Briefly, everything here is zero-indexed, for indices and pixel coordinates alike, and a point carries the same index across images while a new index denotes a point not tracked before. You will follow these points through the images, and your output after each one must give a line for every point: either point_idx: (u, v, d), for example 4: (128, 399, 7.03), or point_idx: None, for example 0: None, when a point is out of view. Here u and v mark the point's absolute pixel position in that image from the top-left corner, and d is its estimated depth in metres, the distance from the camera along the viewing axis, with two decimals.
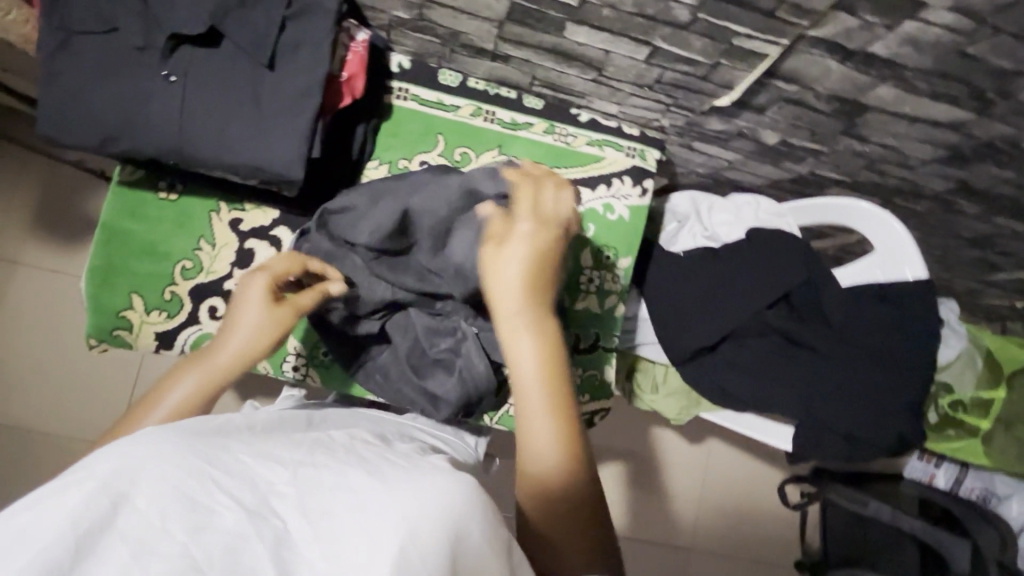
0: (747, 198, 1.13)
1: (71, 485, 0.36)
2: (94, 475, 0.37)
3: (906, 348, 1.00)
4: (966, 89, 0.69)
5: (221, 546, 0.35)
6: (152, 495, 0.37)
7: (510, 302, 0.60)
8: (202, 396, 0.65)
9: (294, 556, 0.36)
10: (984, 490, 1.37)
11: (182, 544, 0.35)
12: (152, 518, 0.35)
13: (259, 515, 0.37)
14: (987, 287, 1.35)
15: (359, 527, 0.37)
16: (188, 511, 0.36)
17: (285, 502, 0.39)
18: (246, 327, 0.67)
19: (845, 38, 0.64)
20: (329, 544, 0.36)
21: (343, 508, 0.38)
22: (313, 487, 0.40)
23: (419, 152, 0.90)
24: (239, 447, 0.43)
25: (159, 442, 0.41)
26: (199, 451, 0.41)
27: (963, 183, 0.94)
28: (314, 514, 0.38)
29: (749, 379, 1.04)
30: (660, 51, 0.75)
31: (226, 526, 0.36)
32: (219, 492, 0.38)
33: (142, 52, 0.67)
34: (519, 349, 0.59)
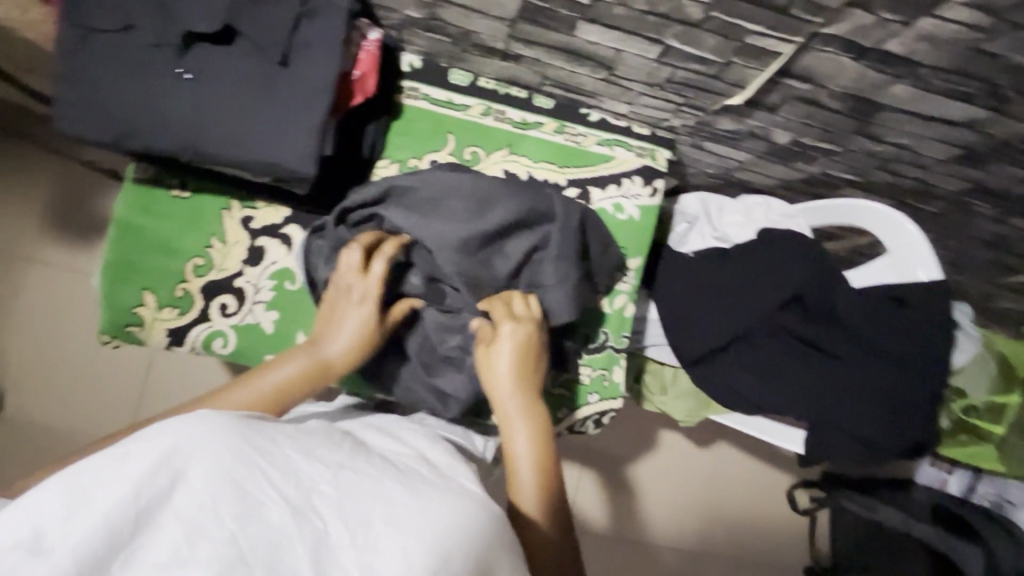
0: (757, 198, 1.13)
1: (135, 454, 0.43)
2: (154, 449, 0.43)
3: (921, 350, 0.98)
4: (983, 86, 0.68)
5: (265, 538, 0.41)
6: (208, 477, 0.43)
7: (504, 392, 0.74)
8: (306, 384, 0.71)
9: (330, 553, 0.42)
10: (997, 496, 1.34)
11: (231, 530, 0.41)
12: (206, 501, 0.42)
13: (302, 512, 0.43)
14: (1003, 290, 1.33)
15: (389, 540, 0.43)
16: (242, 502, 0.42)
17: (327, 502, 0.45)
18: (346, 331, 0.75)
19: (859, 35, 0.64)
20: (357, 548, 0.43)
21: (372, 518, 0.45)
22: (348, 489, 0.46)
23: (429, 151, 0.91)
24: (285, 440, 0.49)
25: (214, 422, 0.46)
26: (252, 441, 0.46)
27: (979, 183, 0.93)
28: (352, 522, 0.44)
29: (760, 381, 1.03)
30: (671, 49, 0.75)
31: (271, 520, 0.42)
32: (267, 485, 0.44)
33: (158, 49, 0.68)
34: (514, 432, 0.72)
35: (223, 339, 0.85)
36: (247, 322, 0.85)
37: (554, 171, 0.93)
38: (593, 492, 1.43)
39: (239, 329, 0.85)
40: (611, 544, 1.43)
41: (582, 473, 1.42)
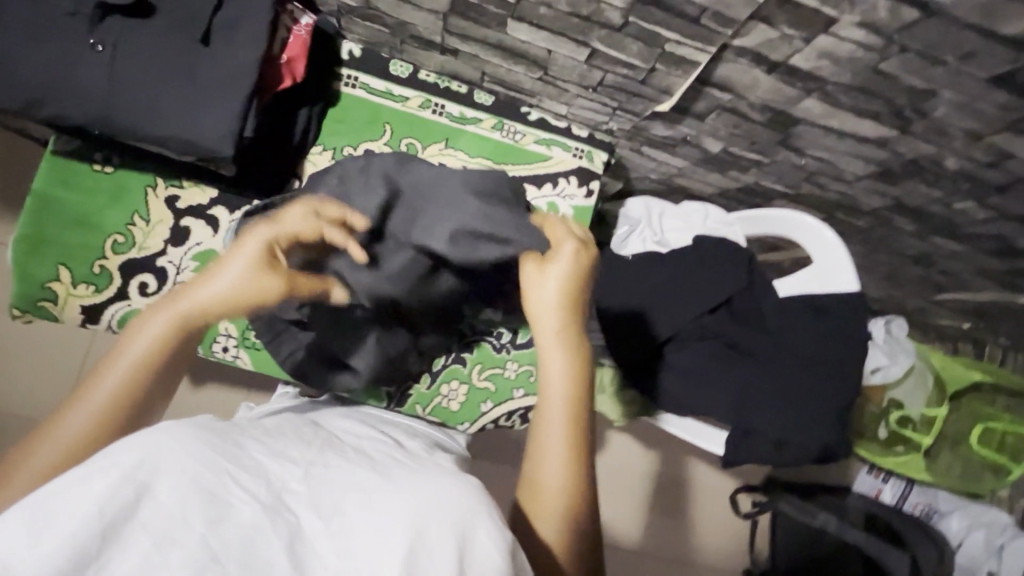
0: (696, 205, 1.16)
1: (95, 472, 0.36)
2: (117, 464, 0.36)
3: (840, 358, 1.02)
4: (886, 105, 0.71)
5: (235, 538, 0.35)
6: (174, 485, 0.36)
7: (544, 319, 0.61)
8: (172, 339, 0.54)
9: (306, 549, 0.36)
10: (927, 506, 1.40)
11: (202, 535, 0.35)
12: (173, 509, 0.35)
13: (274, 510, 0.37)
14: (931, 306, 1.38)
15: (367, 523, 0.38)
16: (210, 505, 0.36)
17: (298, 499, 0.39)
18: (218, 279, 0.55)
19: (767, 49, 0.66)
20: (338, 542, 0.37)
21: (346, 507, 0.39)
22: (323, 485, 0.41)
23: (364, 140, 0.91)
24: (251, 443, 0.43)
25: (176, 430, 0.40)
26: (217, 444, 0.41)
27: (898, 201, 0.97)
28: (325, 510, 0.39)
29: (689, 383, 1.06)
30: (598, 52, 0.77)
31: (244, 521, 0.36)
32: (235, 488, 0.38)
33: (73, 17, 0.67)
34: (550, 365, 0.59)
35: None
36: None
37: (490, 167, 0.94)
38: None
39: None
40: None
41: None
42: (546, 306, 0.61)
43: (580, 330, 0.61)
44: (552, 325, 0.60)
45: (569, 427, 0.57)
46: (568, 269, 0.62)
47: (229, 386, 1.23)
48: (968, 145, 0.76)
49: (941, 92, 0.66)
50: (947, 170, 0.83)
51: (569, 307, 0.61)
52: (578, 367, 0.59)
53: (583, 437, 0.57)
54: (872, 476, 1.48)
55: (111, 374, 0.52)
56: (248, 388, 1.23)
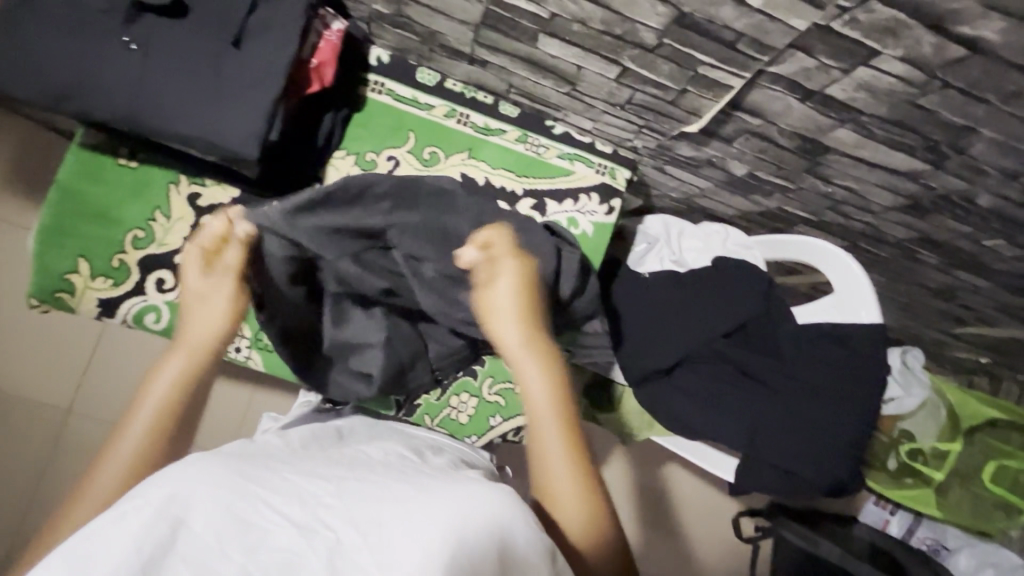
0: (717, 226, 1.14)
1: (131, 511, 0.40)
2: (150, 503, 0.41)
3: (857, 390, 1.00)
4: (921, 140, 0.69)
5: (275, 562, 0.39)
6: (206, 518, 0.41)
7: (516, 353, 0.63)
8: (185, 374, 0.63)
9: (345, 563, 0.40)
10: (934, 541, 1.38)
11: (240, 563, 0.39)
12: (210, 540, 0.40)
13: (308, 529, 0.41)
14: (950, 339, 1.36)
15: (404, 534, 0.41)
16: (243, 531, 0.40)
17: (332, 512, 0.42)
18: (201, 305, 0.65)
19: (803, 77, 0.65)
20: (375, 551, 0.40)
21: (383, 517, 0.42)
22: (355, 497, 0.43)
23: (388, 146, 0.91)
24: (280, 465, 0.47)
25: (204, 466, 0.44)
26: (246, 473, 0.44)
27: (924, 234, 0.95)
28: (363, 524, 0.41)
29: (701, 407, 1.04)
30: (629, 71, 0.76)
31: (281, 544, 0.40)
32: (268, 511, 0.41)
33: (108, 15, 0.67)
34: (534, 394, 0.61)
35: (155, 315, 0.84)
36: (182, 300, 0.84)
37: (511, 179, 0.94)
38: None
39: (173, 306, 0.84)
40: None
41: None
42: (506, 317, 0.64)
43: (551, 350, 0.64)
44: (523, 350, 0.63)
45: (566, 436, 0.60)
46: (517, 281, 0.65)
47: (237, 382, 1.23)
48: (1002, 184, 0.74)
49: (981, 129, 0.65)
50: (978, 207, 0.81)
51: (533, 331, 0.64)
52: (557, 384, 0.62)
53: (582, 448, 0.60)
54: (879, 506, 1.44)
55: (144, 407, 0.61)
56: (256, 386, 1.23)
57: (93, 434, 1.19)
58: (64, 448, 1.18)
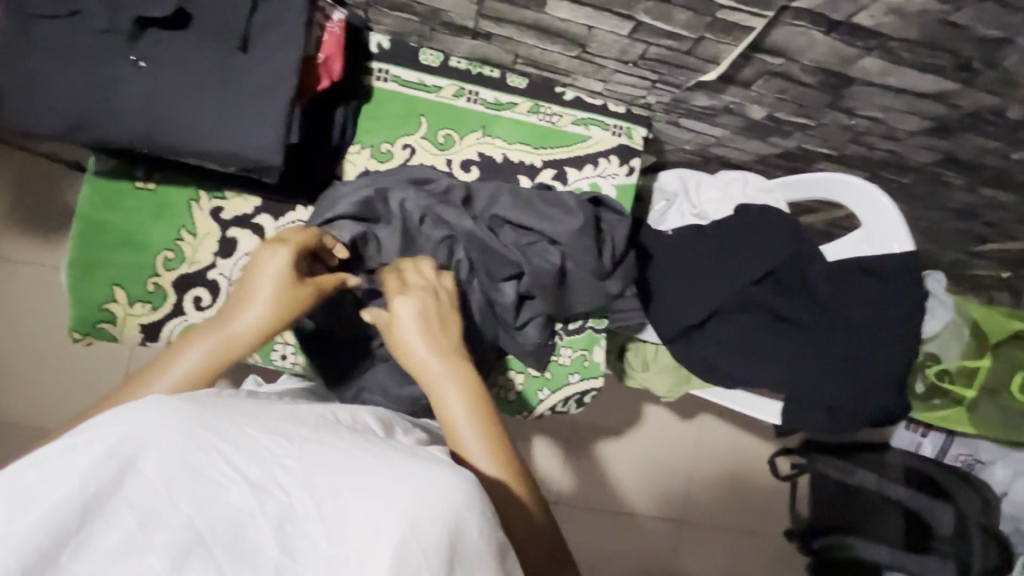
0: (734, 174, 1.13)
1: (81, 447, 0.40)
2: (102, 439, 0.40)
3: (894, 319, 1.00)
4: (952, 59, 0.68)
5: (224, 519, 0.40)
6: (158, 463, 0.40)
7: (430, 360, 0.66)
8: (219, 364, 0.63)
9: (294, 527, 0.41)
10: (969, 457, 1.40)
11: (188, 516, 0.40)
12: (159, 486, 0.40)
13: (262, 490, 0.42)
14: (972, 258, 1.36)
15: (356, 511, 0.42)
16: (196, 485, 0.41)
17: (289, 476, 0.43)
18: (258, 302, 0.65)
19: (829, 8, 0.64)
20: (327, 524, 0.42)
21: (339, 487, 0.43)
22: (313, 461, 0.44)
23: (401, 135, 0.89)
24: (243, 417, 0.46)
25: (162, 409, 0.43)
26: (203, 419, 0.44)
27: (949, 155, 0.94)
28: (318, 491, 0.43)
29: (739, 355, 1.05)
30: (643, 25, 0.74)
31: (233, 500, 0.41)
32: (222, 464, 0.42)
33: (108, 35, 0.65)
34: (444, 396, 0.65)
35: None
36: None
37: (529, 152, 0.92)
38: (578, 469, 1.44)
39: None
40: (600, 516, 1.45)
41: (569, 448, 1.44)
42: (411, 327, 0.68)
43: (457, 351, 0.68)
44: (421, 343, 0.67)
45: (484, 426, 0.63)
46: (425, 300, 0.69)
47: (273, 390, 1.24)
48: None
49: (1016, 40, 0.63)
50: (1009, 120, 0.80)
51: (441, 337, 0.68)
52: (470, 383, 0.66)
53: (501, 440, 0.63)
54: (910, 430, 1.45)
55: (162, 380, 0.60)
56: None
57: None
58: None
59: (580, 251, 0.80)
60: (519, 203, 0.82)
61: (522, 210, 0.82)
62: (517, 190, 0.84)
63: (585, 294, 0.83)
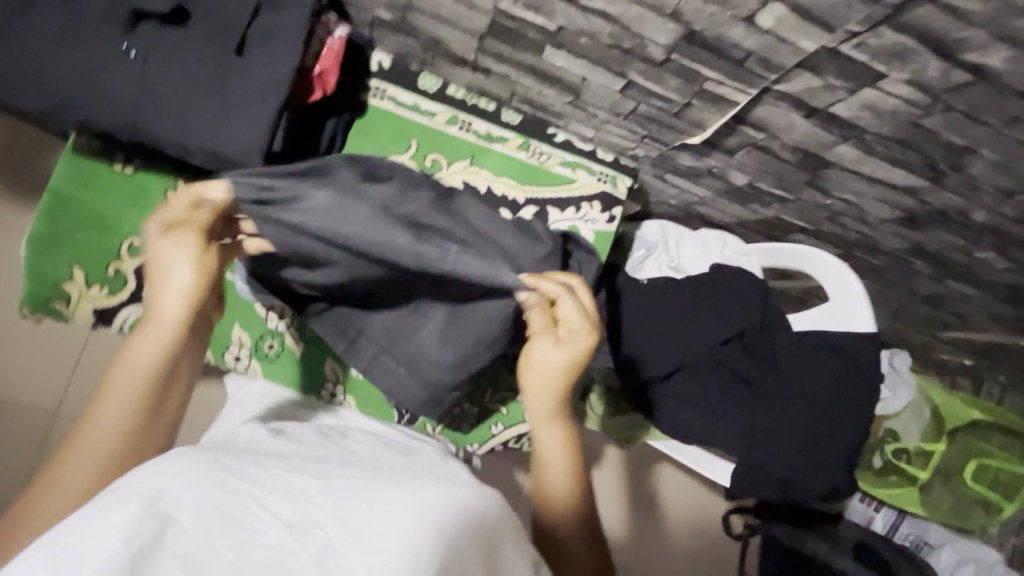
0: (714, 233, 1.15)
1: (113, 505, 0.39)
2: (134, 498, 0.40)
3: (848, 398, 1.02)
4: (921, 158, 0.70)
5: (269, 560, 0.40)
6: (196, 513, 0.41)
7: (541, 387, 0.69)
8: (165, 367, 0.57)
9: (337, 562, 0.42)
10: (918, 538, 1.37)
11: (231, 562, 0.39)
12: (199, 536, 0.40)
13: (301, 528, 0.43)
14: (936, 343, 1.38)
15: (394, 534, 0.43)
16: (233, 529, 0.41)
17: (321, 512, 0.44)
18: (175, 290, 0.58)
19: (809, 95, 0.66)
20: (368, 553, 0.42)
21: (374, 517, 0.45)
22: (343, 499, 0.46)
23: (389, 153, 0.90)
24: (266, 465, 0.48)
25: (191, 465, 0.44)
26: (230, 469, 0.45)
27: (918, 245, 0.96)
28: (352, 524, 0.44)
29: (698, 414, 1.05)
30: (635, 83, 0.76)
31: (273, 542, 0.41)
32: (256, 507, 0.43)
33: (104, 21, 0.66)
34: (546, 431, 0.69)
35: None
36: None
37: (513, 187, 0.93)
38: None
39: None
40: None
41: None
42: (547, 371, 0.68)
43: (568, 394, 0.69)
44: (547, 367, 0.68)
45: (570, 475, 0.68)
46: (569, 353, 0.67)
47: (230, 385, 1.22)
48: (998, 202, 0.75)
49: (980, 150, 0.66)
50: (973, 222, 0.83)
51: (569, 378, 0.68)
52: (568, 429, 0.70)
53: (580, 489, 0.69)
54: (863, 503, 1.41)
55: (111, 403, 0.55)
56: None
57: None
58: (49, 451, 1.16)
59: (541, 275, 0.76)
60: (487, 226, 0.80)
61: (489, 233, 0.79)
62: (487, 212, 0.80)
63: None
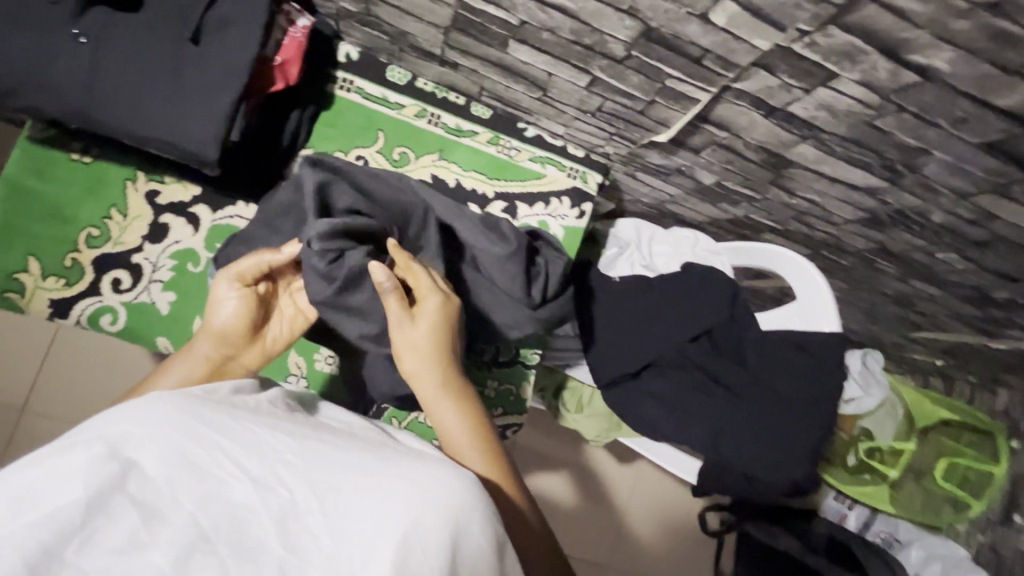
0: (686, 232, 1.16)
1: (79, 445, 0.38)
2: (102, 439, 0.39)
3: (815, 397, 1.03)
4: (878, 158, 0.71)
5: (227, 515, 0.39)
6: (161, 462, 0.39)
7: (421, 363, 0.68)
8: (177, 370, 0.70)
9: (297, 525, 0.39)
10: (889, 535, 1.38)
11: (190, 513, 0.38)
12: (161, 484, 0.38)
13: (266, 486, 0.40)
14: (906, 343, 1.40)
15: (362, 508, 0.41)
16: (196, 480, 0.39)
17: (291, 470, 0.42)
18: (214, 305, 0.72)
19: (767, 94, 0.66)
20: (331, 520, 0.40)
21: (342, 486, 0.42)
22: (317, 459, 0.43)
23: (356, 146, 0.89)
24: (244, 418, 0.46)
25: (162, 413, 0.42)
26: (204, 418, 0.43)
27: (883, 245, 0.97)
28: (320, 489, 0.41)
29: (667, 412, 1.06)
30: (598, 80, 0.76)
31: (235, 497, 0.39)
32: (224, 461, 0.41)
33: (56, 7, 0.65)
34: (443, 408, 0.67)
35: (111, 316, 0.82)
36: (139, 301, 0.82)
37: (482, 181, 0.93)
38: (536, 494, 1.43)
39: (131, 307, 0.82)
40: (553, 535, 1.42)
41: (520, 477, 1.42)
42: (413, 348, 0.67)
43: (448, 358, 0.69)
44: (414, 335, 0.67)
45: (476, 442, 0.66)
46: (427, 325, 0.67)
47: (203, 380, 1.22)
48: (955, 203, 0.76)
49: (933, 151, 0.66)
50: (933, 223, 0.84)
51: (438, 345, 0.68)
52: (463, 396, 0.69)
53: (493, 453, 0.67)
54: (837, 501, 1.39)
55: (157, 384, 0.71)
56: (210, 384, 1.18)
57: (55, 428, 1.19)
58: (20, 442, 1.17)
59: (502, 274, 0.79)
60: (449, 216, 0.81)
61: (452, 223, 0.81)
62: (449, 202, 0.82)
63: (516, 314, 0.82)
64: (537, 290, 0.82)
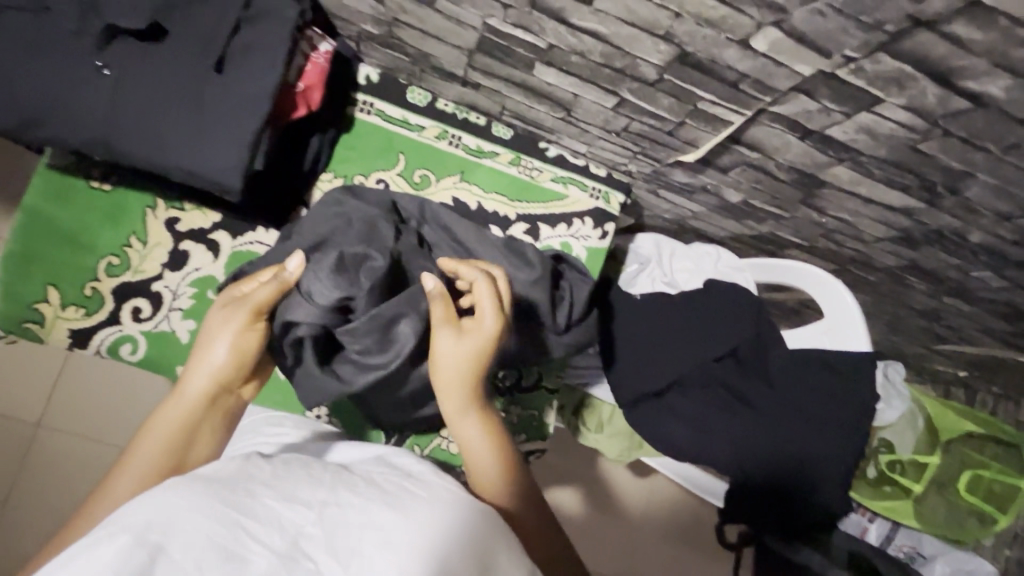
0: (708, 248, 1.13)
1: (105, 539, 0.37)
2: (127, 530, 0.37)
3: (843, 416, 1.01)
4: (918, 180, 0.69)
5: None
6: (186, 544, 0.37)
7: (459, 385, 0.66)
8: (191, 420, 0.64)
9: None
10: (912, 549, 1.32)
11: None
12: (188, 567, 0.36)
13: (292, 560, 0.39)
14: (932, 356, 1.36)
15: (385, 564, 0.38)
16: (222, 559, 0.37)
17: (315, 543, 0.40)
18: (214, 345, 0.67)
19: (805, 118, 0.64)
20: None
21: (365, 545, 0.40)
22: (338, 525, 0.41)
23: (377, 169, 0.89)
24: (264, 485, 0.44)
25: (187, 493, 0.41)
26: (224, 495, 0.41)
27: (913, 262, 0.95)
28: (344, 556, 0.39)
29: (693, 433, 1.03)
30: (627, 102, 0.74)
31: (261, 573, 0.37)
32: (248, 539, 0.39)
33: (77, 37, 0.64)
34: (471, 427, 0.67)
35: (131, 345, 0.81)
36: (160, 329, 0.81)
37: (504, 204, 0.92)
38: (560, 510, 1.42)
39: (150, 336, 0.81)
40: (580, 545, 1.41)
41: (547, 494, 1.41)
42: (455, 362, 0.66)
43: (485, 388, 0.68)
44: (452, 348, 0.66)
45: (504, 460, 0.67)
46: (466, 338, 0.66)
47: None
48: (995, 224, 0.74)
49: (977, 175, 0.64)
50: (969, 242, 0.81)
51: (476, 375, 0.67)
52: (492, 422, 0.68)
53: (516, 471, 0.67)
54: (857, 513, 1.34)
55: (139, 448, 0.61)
56: None
57: (68, 448, 1.18)
58: (33, 462, 1.16)
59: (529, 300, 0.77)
60: (474, 241, 0.80)
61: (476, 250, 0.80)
62: (472, 229, 0.80)
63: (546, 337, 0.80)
64: (566, 309, 0.80)
